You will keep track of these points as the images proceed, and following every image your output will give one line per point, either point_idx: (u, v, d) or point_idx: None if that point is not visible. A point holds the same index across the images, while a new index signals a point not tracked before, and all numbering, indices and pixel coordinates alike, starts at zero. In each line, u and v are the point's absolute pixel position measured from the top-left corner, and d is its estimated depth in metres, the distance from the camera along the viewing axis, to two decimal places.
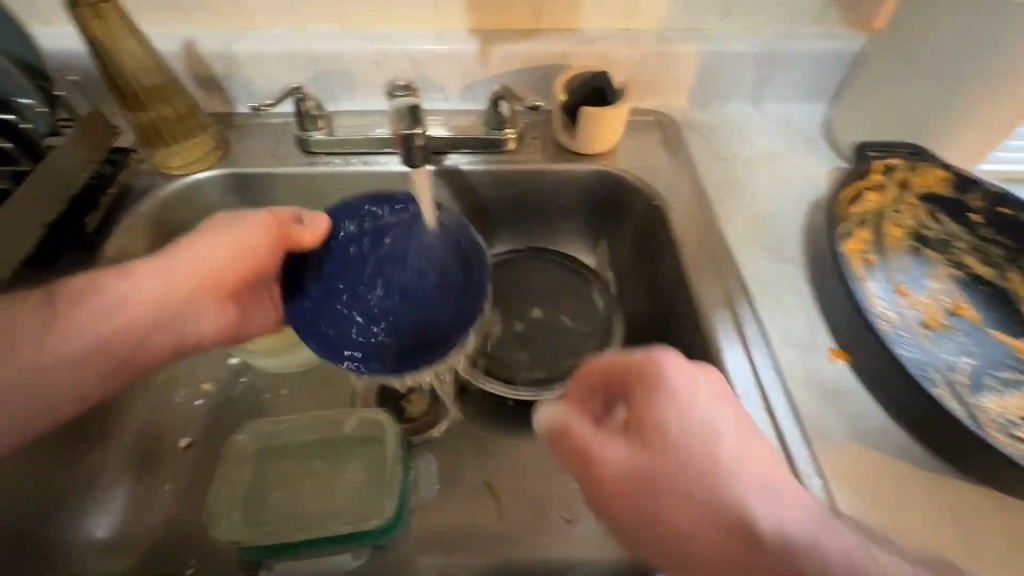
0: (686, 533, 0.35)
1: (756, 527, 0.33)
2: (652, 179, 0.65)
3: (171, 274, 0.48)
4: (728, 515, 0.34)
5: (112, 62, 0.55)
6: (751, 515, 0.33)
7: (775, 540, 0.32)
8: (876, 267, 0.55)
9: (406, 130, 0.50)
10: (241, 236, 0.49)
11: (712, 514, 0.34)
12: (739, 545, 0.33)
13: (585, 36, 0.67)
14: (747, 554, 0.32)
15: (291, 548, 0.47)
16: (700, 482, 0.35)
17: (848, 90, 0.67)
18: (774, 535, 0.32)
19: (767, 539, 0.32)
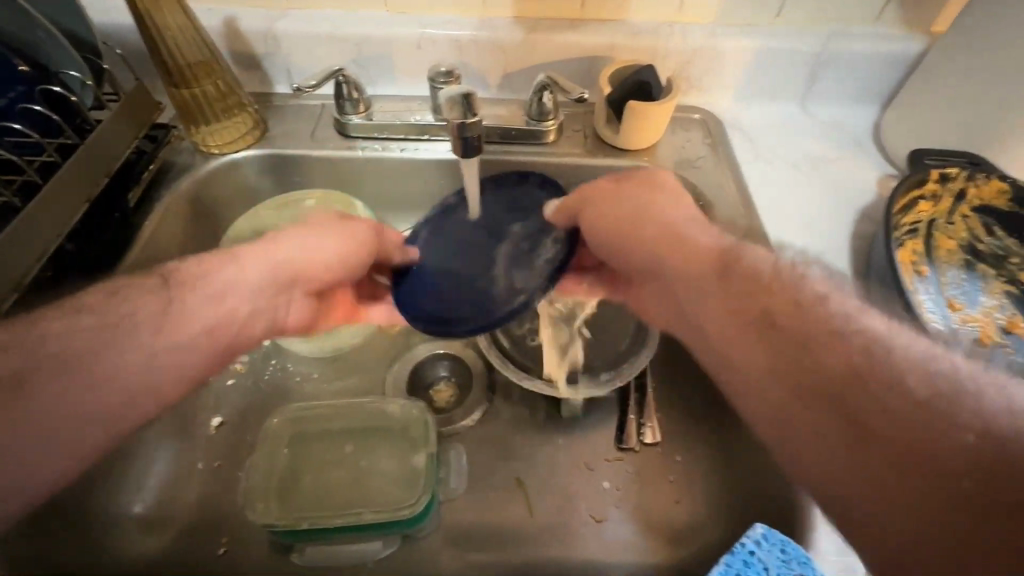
0: (720, 331, 0.40)
1: (756, 294, 0.39)
2: (694, 177, 0.64)
3: (275, 266, 0.50)
4: (763, 284, 0.39)
5: (157, 36, 0.55)
6: (776, 282, 0.39)
7: (762, 277, 0.40)
8: (926, 278, 0.53)
9: (459, 120, 0.47)
10: (313, 216, 0.54)
11: (661, 247, 0.45)
12: (730, 279, 0.41)
13: (633, 28, 0.65)
14: (771, 322, 0.37)
15: (320, 533, 0.47)
16: (679, 240, 0.45)
17: (904, 94, 0.65)
18: (744, 273, 0.41)
19: (752, 273, 0.40)
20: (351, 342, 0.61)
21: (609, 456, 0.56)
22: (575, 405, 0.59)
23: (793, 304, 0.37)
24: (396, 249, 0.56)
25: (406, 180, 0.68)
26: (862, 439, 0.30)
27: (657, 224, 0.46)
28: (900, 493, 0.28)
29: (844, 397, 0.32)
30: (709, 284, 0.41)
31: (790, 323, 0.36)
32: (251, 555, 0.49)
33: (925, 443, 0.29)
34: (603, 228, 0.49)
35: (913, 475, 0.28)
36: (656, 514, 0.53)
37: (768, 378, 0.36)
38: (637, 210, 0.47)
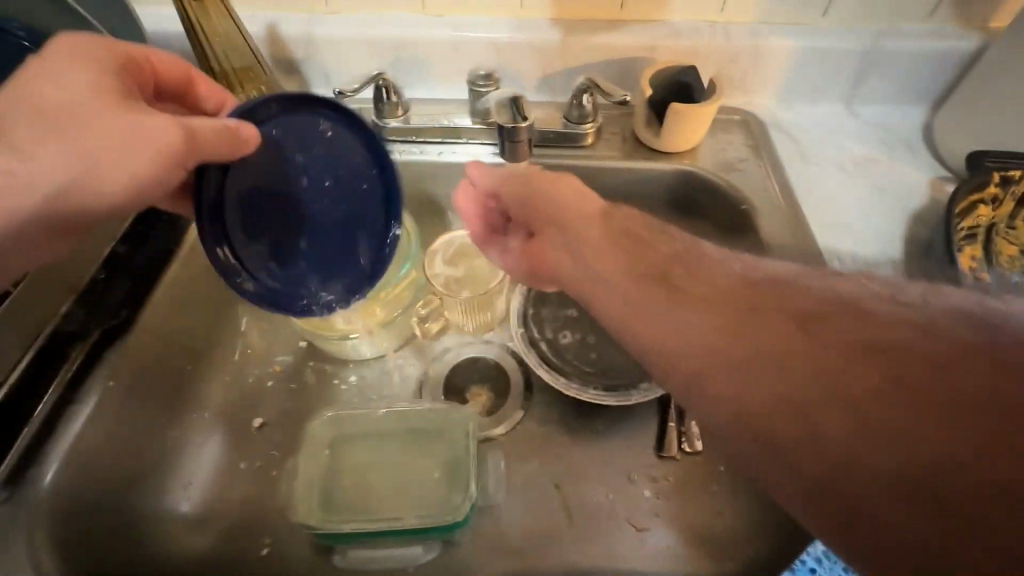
0: (612, 277, 0.38)
1: (640, 235, 0.39)
2: (737, 180, 0.62)
3: (63, 150, 0.40)
4: (648, 235, 0.39)
5: (205, 44, 0.56)
6: (658, 239, 0.38)
7: (630, 224, 0.40)
8: (988, 285, 0.51)
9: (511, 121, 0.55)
10: (63, 79, 0.40)
11: (578, 216, 0.43)
12: (628, 231, 0.40)
13: (673, 29, 0.64)
14: (684, 275, 0.34)
15: (363, 537, 0.47)
16: (580, 211, 0.43)
17: (958, 94, 0.62)
18: (639, 224, 0.41)
19: (626, 221, 0.41)
20: (390, 345, 0.62)
21: (648, 464, 0.55)
22: (615, 411, 0.58)
23: (677, 250, 0.36)
24: (223, 142, 0.42)
25: (442, 183, 0.68)
26: (778, 343, 0.27)
27: (575, 203, 0.44)
28: (847, 402, 0.24)
29: (767, 316, 0.29)
30: (603, 238, 0.40)
31: (683, 259, 0.35)
32: (293, 556, 0.49)
33: (844, 331, 0.26)
34: (549, 214, 0.45)
35: (884, 388, 0.24)
36: (698, 525, 0.51)
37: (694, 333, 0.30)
38: (556, 198, 0.45)
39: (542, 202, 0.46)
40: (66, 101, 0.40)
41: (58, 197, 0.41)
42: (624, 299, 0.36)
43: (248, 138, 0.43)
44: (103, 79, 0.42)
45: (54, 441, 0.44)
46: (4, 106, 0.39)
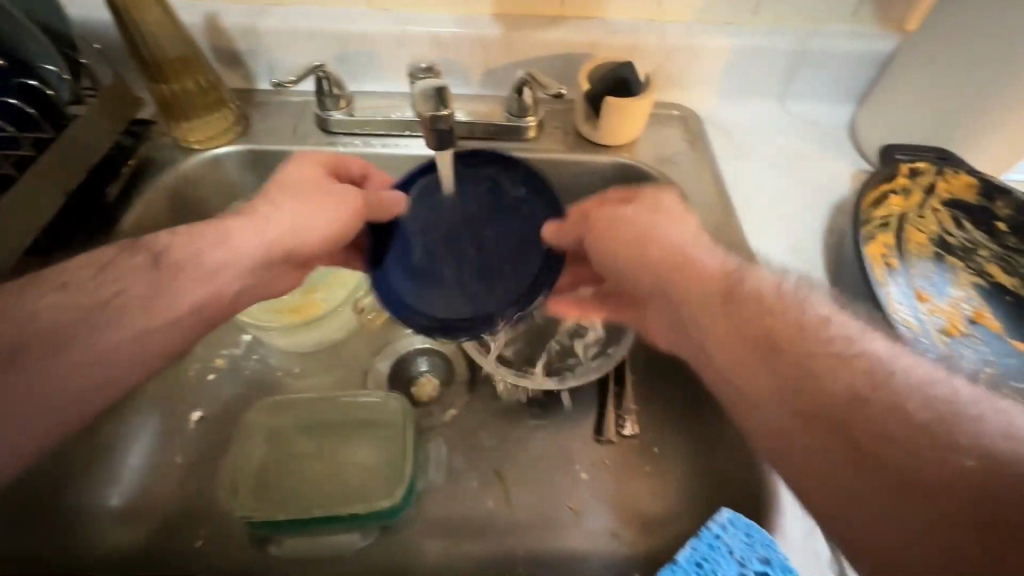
0: (738, 371, 0.39)
1: (767, 323, 0.39)
2: (673, 172, 0.64)
3: (266, 223, 0.48)
4: (777, 317, 0.39)
5: (137, 32, 0.55)
6: (784, 306, 0.40)
7: (765, 317, 0.40)
8: (897, 271, 0.54)
9: (432, 114, 0.45)
10: (292, 171, 0.51)
11: (699, 271, 0.44)
12: (755, 321, 0.40)
13: (612, 26, 0.66)
14: (812, 390, 0.35)
15: (298, 525, 0.47)
16: (691, 265, 0.44)
17: (877, 91, 0.66)
18: (756, 304, 0.41)
19: (772, 314, 0.40)
20: (334, 337, 0.62)
21: (587, 448, 0.56)
22: (555, 398, 0.59)
23: (798, 330, 0.38)
24: (382, 208, 0.50)
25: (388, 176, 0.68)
26: (886, 469, 0.31)
27: (683, 256, 0.44)
28: (921, 520, 0.29)
29: (853, 422, 0.33)
30: (729, 336, 0.40)
31: (800, 354, 0.37)
32: (229, 548, 0.49)
33: (925, 448, 0.31)
34: (612, 247, 0.47)
35: (956, 516, 0.29)
36: (633, 505, 0.53)
37: (787, 428, 0.35)
38: (645, 239, 0.46)
39: (624, 235, 0.47)
40: (295, 186, 0.50)
41: (260, 267, 0.48)
42: (719, 364, 0.41)
43: (395, 201, 0.50)
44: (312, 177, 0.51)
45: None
46: (266, 192, 0.50)
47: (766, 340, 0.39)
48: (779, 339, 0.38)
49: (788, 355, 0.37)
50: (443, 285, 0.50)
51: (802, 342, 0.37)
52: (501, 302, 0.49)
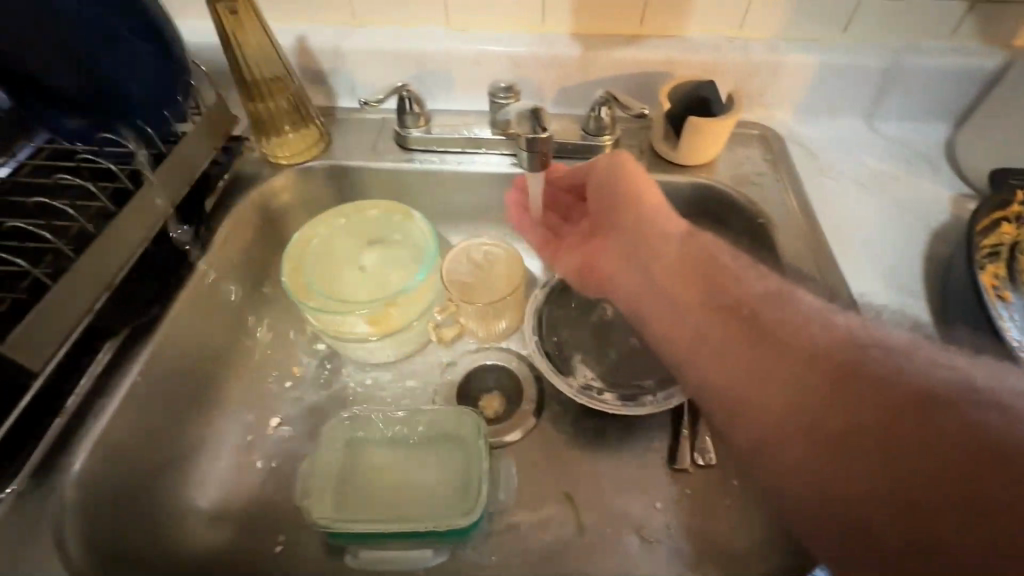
0: (678, 285, 0.42)
1: (711, 255, 0.42)
2: (754, 193, 0.62)
3: None
4: (721, 258, 0.42)
5: (239, 55, 0.59)
6: (737, 266, 0.41)
7: (718, 256, 0.42)
8: (1010, 305, 0.49)
9: (530, 134, 0.52)
10: None
11: (667, 224, 0.46)
12: (701, 257, 0.43)
13: (692, 45, 0.65)
14: (731, 296, 0.39)
15: (374, 537, 0.48)
16: (653, 221, 0.46)
17: (979, 111, 0.62)
18: (716, 250, 0.43)
19: (710, 252, 0.43)
20: (405, 350, 0.63)
21: (661, 476, 0.55)
22: (627, 422, 0.58)
23: (737, 271, 0.41)
24: None
25: (460, 193, 0.69)
26: (771, 348, 0.35)
27: (656, 211, 0.47)
28: (813, 426, 0.32)
29: (772, 329, 0.36)
30: (673, 254, 0.43)
31: (736, 285, 0.40)
32: (305, 555, 0.50)
33: (817, 348, 0.34)
34: (624, 196, 0.48)
35: (829, 381, 0.32)
36: (710, 539, 0.51)
37: (715, 339, 0.38)
38: (628, 187, 0.48)
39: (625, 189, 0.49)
40: None
41: None
42: (692, 325, 0.40)
43: None
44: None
45: (88, 428, 0.45)
46: None
47: (724, 287, 0.40)
48: (698, 268, 0.42)
49: (689, 273, 0.42)
50: (128, 89, 0.54)
51: (715, 271, 0.41)
52: (159, 85, 0.55)
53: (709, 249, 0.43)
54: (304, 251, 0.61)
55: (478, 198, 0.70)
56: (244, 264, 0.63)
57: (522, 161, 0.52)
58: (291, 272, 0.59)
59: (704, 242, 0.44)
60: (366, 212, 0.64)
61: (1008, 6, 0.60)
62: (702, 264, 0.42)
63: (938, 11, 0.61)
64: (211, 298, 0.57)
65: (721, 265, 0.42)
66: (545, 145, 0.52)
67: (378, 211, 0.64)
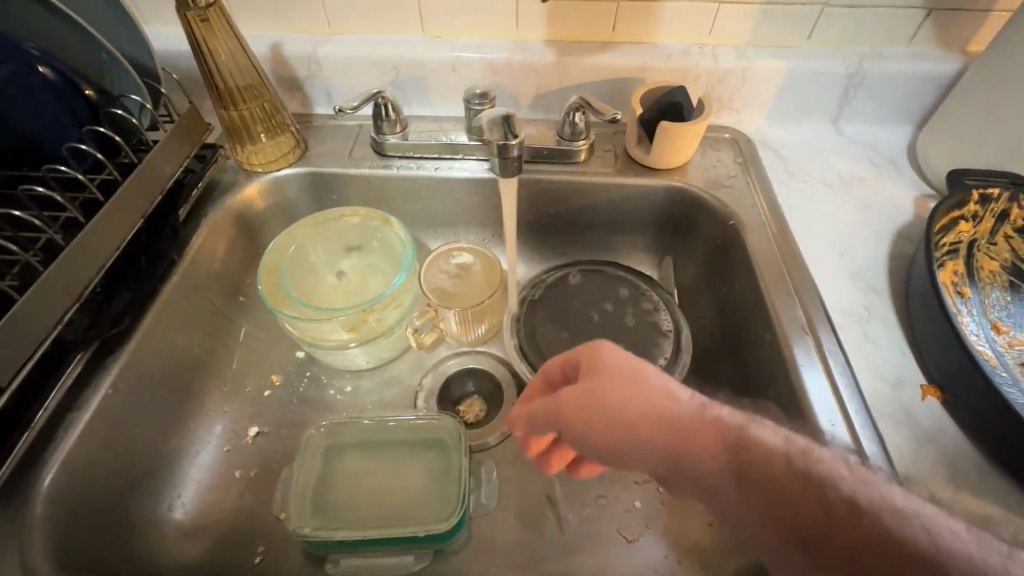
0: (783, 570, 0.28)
1: (779, 499, 0.28)
2: (725, 195, 0.63)
3: None
4: (804, 509, 0.27)
5: (210, 64, 0.58)
6: (833, 499, 0.27)
7: (786, 492, 0.28)
8: (969, 300, 0.52)
9: (502, 140, 0.50)
10: None
11: (702, 447, 0.31)
12: (773, 508, 0.28)
13: (663, 50, 0.66)
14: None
15: (354, 545, 0.48)
16: (680, 448, 0.31)
17: (938, 115, 0.64)
18: (779, 474, 0.28)
19: (778, 482, 0.28)
20: (385, 356, 0.63)
21: (640, 476, 0.55)
22: None
23: (838, 521, 0.26)
24: None
25: (439, 198, 0.69)
26: None
27: (666, 430, 0.32)
28: None
29: None
30: (737, 509, 0.29)
31: (857, 571, 0.25)
32: (284, 565, 0.50)
33: None
34: (618, 432, 0.34)
35: None
36: (688, 536, 0.52)
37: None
38: (614, 412, 0.34)
39: (614, 413, 0.34)
40: None
41: None
42: None
43: None
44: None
45: (52, 444, 0.44)
46: None
47: (834, 565, 0.26)
48: (777, 524, 0.27)
49: (765, 534, 0.28)
50: None
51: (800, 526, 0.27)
52: None
53: (770, 473, 0.28)
54: (283, 259, 0.61)
55: (456, 203, 0.70)
56: (221, 273, 0.62)
57: (494, 169, 0.52)
58: (266, 276, 0.59)
59: (755, 462, 0.29)
60: (347, 220, 0.64)
61: (963, 14, 0.62)
62: (780, 516, 0.27)
63: (897, 17, 0.63)
64: (187, 308, 0.57)
65: (796, 507, 0.27)
66: (516, 152, 0.51)
67: (360, 218, 0.64)
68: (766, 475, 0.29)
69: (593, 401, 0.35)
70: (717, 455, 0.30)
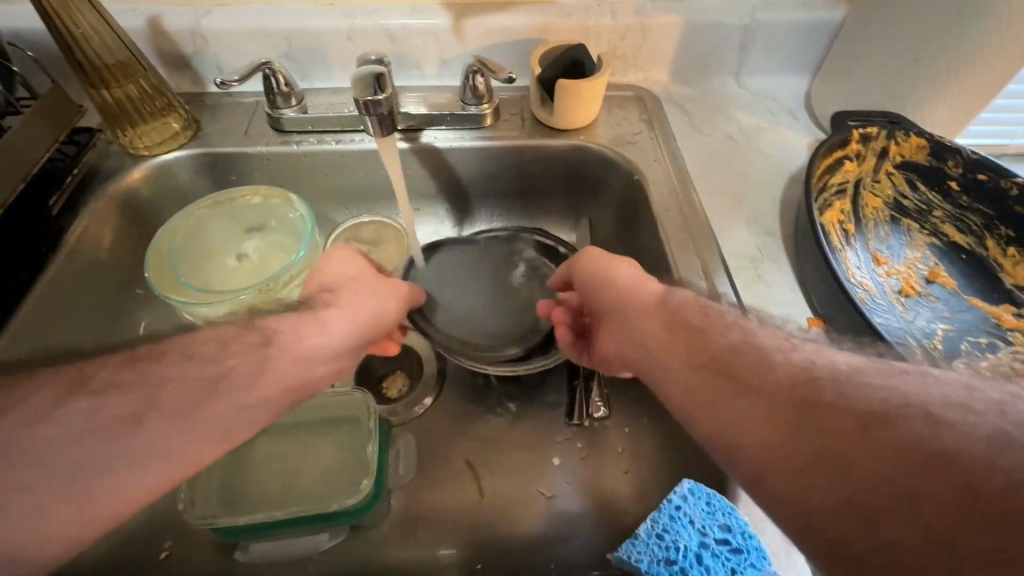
0: (662, 351, 0.38)
1: (681, 314, 0.39)
2: (631, 152, 0.64)
3: None
4: (695, 318, 0.38)
5: (72, 41, 0.53)
6: (715, 314, 0.38)
7: (690, 308, 0.39)
8: (853, 237, 0.54)
9: (369, 98, 0.50)
10: None
11: (640, 287, 0.43)
12: (673, 319, 0.39)
13: (561, 9, 0.65)
14: (707, 349, 0.35)
15: (260, 529, 0.46)
16: (630, 289, 0.43)
17: (829, 62, 0.66)
18: (693, 314, 0.39)
19: (682, 309, 0.39)
20: None
21: (559, 435, 0.56)
22: (524, 386, 0.59)
23: (713, 328, 0.37)
24: None
25: (345, 173, 0.67)
26: (754, 397, 0.31)
27: (632, 280, 0.44)
28: (826, 491, 0.26)
29: (755, 386, 0.32)
30: (650, 319, 0.40)
31: (717, 346, 0.35)
32: (192, 556, 0.49)
33: (804, 393, 0.30)
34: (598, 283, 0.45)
35: (827, 430, 0.28)
36: (604, 485, 0.53)
37: (785, 459, 0.28)
38: (603, 267, 0.46)
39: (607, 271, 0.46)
40: None
41: None
42: (675, 375, 0.36)
43: None
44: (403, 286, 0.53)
45: None
46: None
47: (700, 338, 0.36)
48: (675, 324, 0.38)
49: (659, 327, 0.39)
50: None
51: (688, 326, 0.38)
52: None
53: (684, 304, 0.40)
54: (173, 244, 0.58)
55: (364, 177, 0.68)
56: (108, 266, 0.59)
57: (366, 127, 0.52)
58: (155, 262, 0.56)
59: (677, 299, 0.41)
60: (246, 199, 0.61)
61: None
62: (681, 319, 0.39)
63: None
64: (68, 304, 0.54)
65: (690, 315, 0.39)
66: (386, 109, 0.51)
67: (260, 198, 0.61)
68: (676, 305, 0.40)
69: (593, 263, 0.47)
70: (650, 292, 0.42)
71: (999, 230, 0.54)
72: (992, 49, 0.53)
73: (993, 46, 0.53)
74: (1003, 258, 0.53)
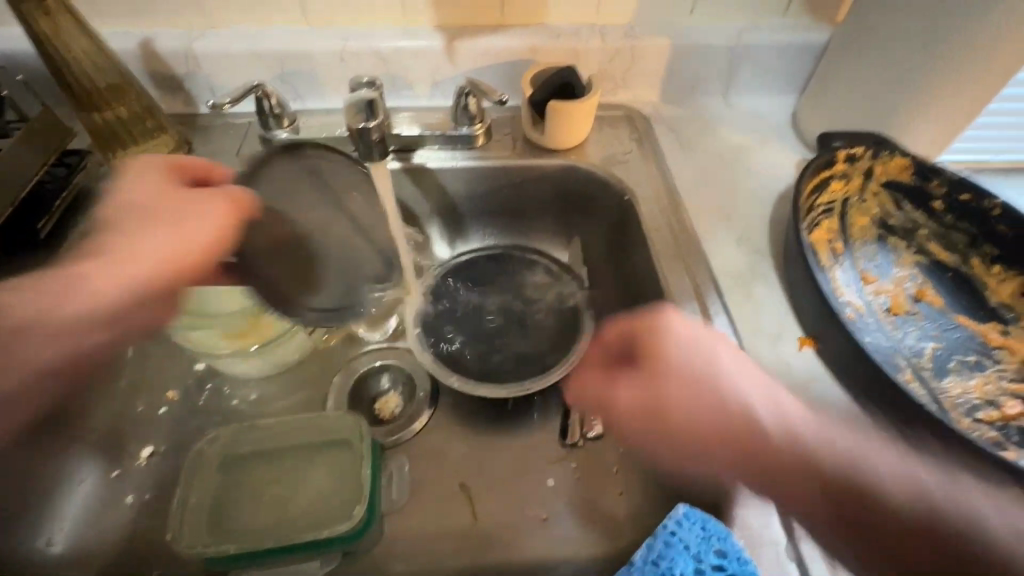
0: (693, 443, 0.43)
1: (703, 389, 0.43)
2: (622, 171, 0.64)
3: None
4: (721, 408, 0.43)
5: (63, 63, 0.54)
6: (723, 393, 0.43)
7: (705, 390, 0.43)
8: (841, 256, 0.55)
9: (361, 124, 0.51)
10: None
11: (670, 356, 0.45)
12: (689, 400, 0.43)
13: (552, 31, 0.66)
14: (730, 439, 0.41)
15: (250, 557, 0.45)
16: (678, 374, 0.44)
17: (815, 83, 0.68)
18: (710, 393, 0.43)
19: (713, 396, 0.43)
20: (289, 360, 0.60)
21: (553, 456, 0.56)
22: (518, 407, 0.59)
23: (731, 418, 0.42)
24: None
25: None
26: (754, 462, 0.40)
27: (682, 353, 0.45)
28: (803, 514, 0.38)
29: (831, 497, 0.37)
30: (678, 395, 0.44)
31: (744, 441, 0.41)
32: None
33: (887, 514, 0.36)
34: (663, 370, 0.45)
35: (824, 492, 0.38)
36: (598, 507, 0.52)
37: (792, 503, 0.39)
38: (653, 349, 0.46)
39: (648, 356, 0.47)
40: None
41: None
42: (692, 451, 0.43)
43: None
44: (211, 198, 0.48)
45: None
46: None
47: (726, 432, 0.42)
48: (713, 412, 0.42)
49: (686, 416, 0.43)
50: None
51: (725, 418, 0.42)
52: None
53: (699, 375, 0.44)
54: None
55: None
56: None
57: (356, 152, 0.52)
58: None
59: (702, 376, 0.44)
60: None
61: None
62: (710, 397, 0.43)
63: None
64: None
65: (718, 399, 0.43)
66: (378, 135, 0.52)
67: None
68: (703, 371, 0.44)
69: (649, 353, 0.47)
70: (695, 375, 0.44)
71: (983, 248, 0.54)
72: (973, 70, 0.54)
73: (974, 68, 0.54)
74: (988, 276, 0.54)
